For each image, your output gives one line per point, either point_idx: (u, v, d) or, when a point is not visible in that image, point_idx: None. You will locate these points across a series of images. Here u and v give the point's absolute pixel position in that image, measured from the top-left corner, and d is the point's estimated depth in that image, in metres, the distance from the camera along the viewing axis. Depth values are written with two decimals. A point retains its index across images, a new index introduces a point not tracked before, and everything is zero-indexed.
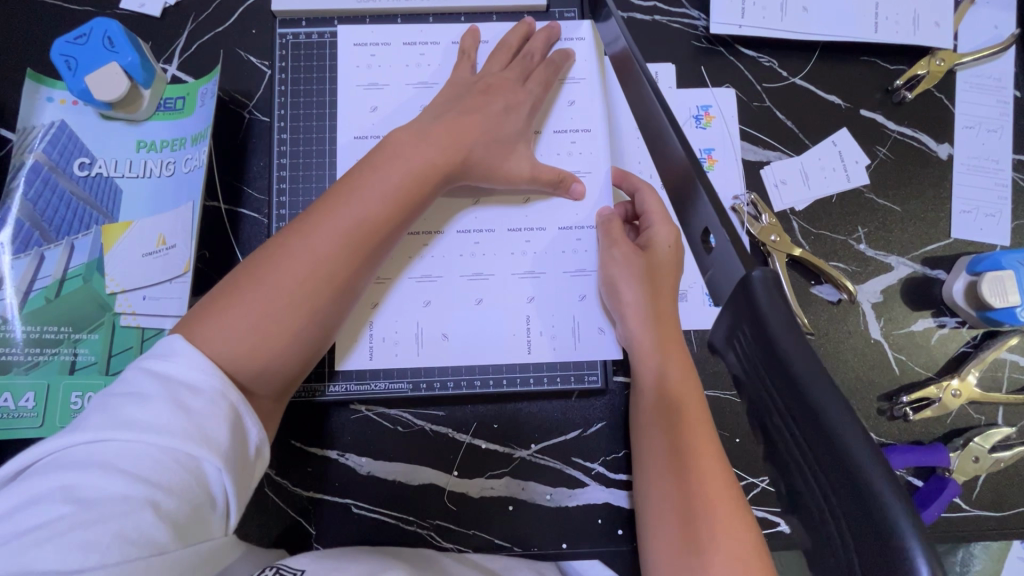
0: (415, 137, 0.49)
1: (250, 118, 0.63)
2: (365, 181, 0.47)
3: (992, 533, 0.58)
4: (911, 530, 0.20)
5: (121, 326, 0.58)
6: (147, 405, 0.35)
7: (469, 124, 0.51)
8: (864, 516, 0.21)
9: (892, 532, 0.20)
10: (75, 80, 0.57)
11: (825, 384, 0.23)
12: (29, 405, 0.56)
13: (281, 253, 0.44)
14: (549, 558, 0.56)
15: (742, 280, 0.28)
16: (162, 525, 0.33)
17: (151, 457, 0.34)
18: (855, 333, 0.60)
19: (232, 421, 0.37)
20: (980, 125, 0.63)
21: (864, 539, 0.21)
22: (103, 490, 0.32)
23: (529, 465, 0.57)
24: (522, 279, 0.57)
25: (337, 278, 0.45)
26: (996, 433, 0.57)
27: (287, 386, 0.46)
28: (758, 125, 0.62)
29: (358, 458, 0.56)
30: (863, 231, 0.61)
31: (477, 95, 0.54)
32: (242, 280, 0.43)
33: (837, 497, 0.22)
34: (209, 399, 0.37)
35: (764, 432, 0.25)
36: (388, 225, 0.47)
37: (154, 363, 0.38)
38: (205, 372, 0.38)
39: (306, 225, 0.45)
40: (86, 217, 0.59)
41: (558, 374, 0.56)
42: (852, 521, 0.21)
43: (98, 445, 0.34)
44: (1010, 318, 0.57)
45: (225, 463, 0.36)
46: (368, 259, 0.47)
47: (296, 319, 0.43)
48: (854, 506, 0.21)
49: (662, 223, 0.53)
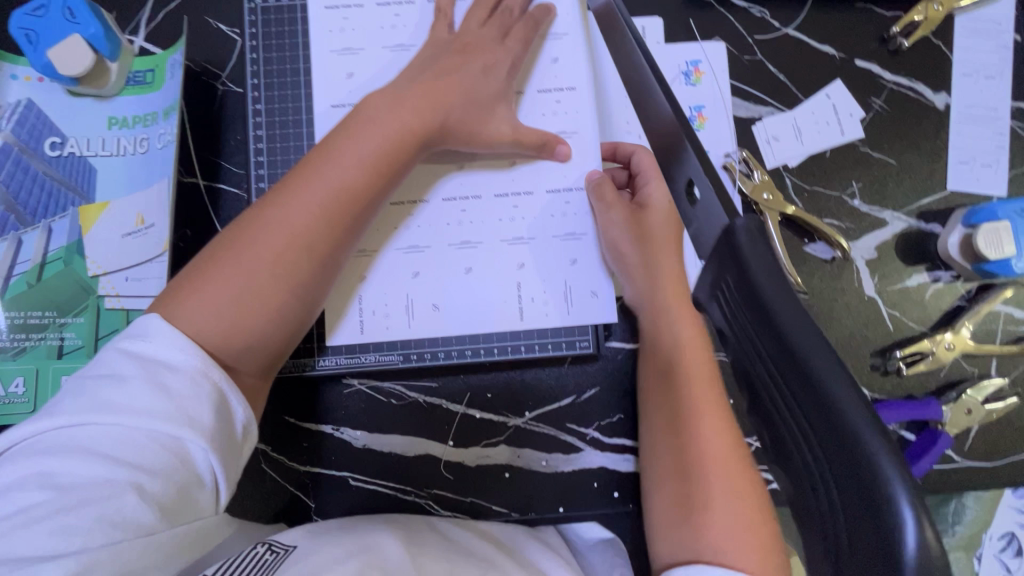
0: (390, 103, 0.48)
1: (224, 90, 0.60)
2: (345, 148, 0.46)
3: (984, 483, 0.58)
4: (898, 484, 0.19)
5: (106, 309, 0.57)
6: (126, 387, 0.35)
7: (444, 86, 0.49)
8: (846, 466, 0.20)
9: (880, 486, 0.19)
10: (37, 55, 0.55)
11: (811, 334, 0.22)
12: (19, 390, 0.55)
13: (259, 226, 0.43)
14: (547, 522, 0.57)
15: (724, 232, 0.28)
16: (147, 507, 0.33)
17: (132, 439, 0.34)
18: (848, 291, 0.59)
19: (216, 400, 0.37)
20: (978, 72, 0.61)
21: (851, 490, 0.20)
22: (85, 475, 0.32)
23: (524, 432, 0.58)
24: (509, 247, 0.55)
25: (316, 248, 0.44)
26: (988, 385, 0.57)
27: (274, 362, 0.45)
28: (749, 79, 0.60)
29: (353, 432, 0.57)
30: (857, 185, 0.60)
31: (455, 55, 0.52)
32: (219, 255, 0.42)
33: (824, 451, 0.21)
34: (190, 378, 0.36)
35: (749, 386, 0.25)
36: (369, 192, 0.46)
37: (132, 344, 0.37)
38: (184, 351, 0.37)
39: (285, 195, 0.44)
40: (62, 198, 0.57)
41: (550, 341, 0.55)
42: (835, 472, 0.21)
43: (78, 429, 0.34)
44: (1005, 269, 0.56)
45: (211, 442, 0.36)
46: (351, 228, 0.46)
47: (277, 292, 0.42)
48: (837, 457, 0.21)
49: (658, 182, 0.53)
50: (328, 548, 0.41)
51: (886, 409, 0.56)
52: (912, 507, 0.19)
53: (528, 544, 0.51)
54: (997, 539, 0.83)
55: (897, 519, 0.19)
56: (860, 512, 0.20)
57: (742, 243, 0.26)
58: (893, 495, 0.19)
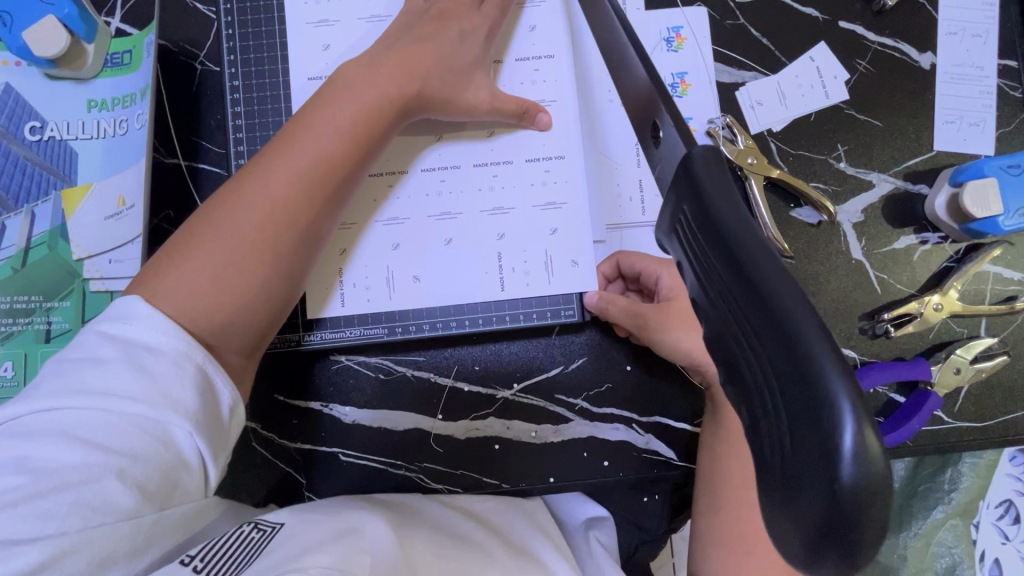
0: (364, 73, 0.47)
1: (202, 69, 0.60)
2: (321, 118, 0.45)
3: (974, 444, 0.58)
4: (845, 403, 0.19)
5: (91, 292, 0.57)
6: (105, 369, 0.35)
7: (419, 55, 0.49)
8: (788, 371, 0.20)
9: (827, 409, 0.19)
10: (12, 37, 0.55)
11: (773, 265, 0.22)
12: (8, 373, 0.55)
13: (235, 201, 0.43)
14: (537, 493, 0.57)
15: (682, 163, 0.27)
16: (129, 492, 0.33)
17: (114, 424, 0.34)
18: (835, 255, 0.59)
19: (201, 383, 0.37)
20: (964, 30, 0.61)
21: (795, 397, 0.20)
22: (65, 459, 0.32)
23: (513, 404, 0.58)
24: (490, 217, 0.55)
25: (298, 219, 0.44)
26: (977, 344, 0.57)
27: (261, 339, 0.45)
28: (731, 43, 0.60)
29: (343, 408, 0.57)
30: (843, 148, 0.60)
31: (430, 23, 0.51)
32: (197, 232, 0.42)
33: (778, 378, 0.21)
34: (172, 361, 0.36)
35: (707, 319, 0.24)
36: (348, 161, 0.46)
37: (110, 326, 0.37)
38: (165, 334, 0.37)
39: (261, 169, 0.44)
40: (43, 183, 0.57)
41: (534, 311, 0.55)
42: (781, 382, 0.21)
43: (54, 413, 0.34)
44: (992, 228, 0.56)
45: (196, 426, 0.36)
46: (332, 198, 0.46)
47: (259, 265, 0.42)
48: (791, 385, 0.20)
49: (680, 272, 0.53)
50: (315, 526, 0.41)
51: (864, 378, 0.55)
52: (852, 408, 0.19)
53: (521, 528, 0.52)
54: (995, 506, 0.83)
55: (836, 417, 0.19)
56: (805, 433, 0.20)
57: (698, 174, 0.26)
58: (836, 400, 0.19)
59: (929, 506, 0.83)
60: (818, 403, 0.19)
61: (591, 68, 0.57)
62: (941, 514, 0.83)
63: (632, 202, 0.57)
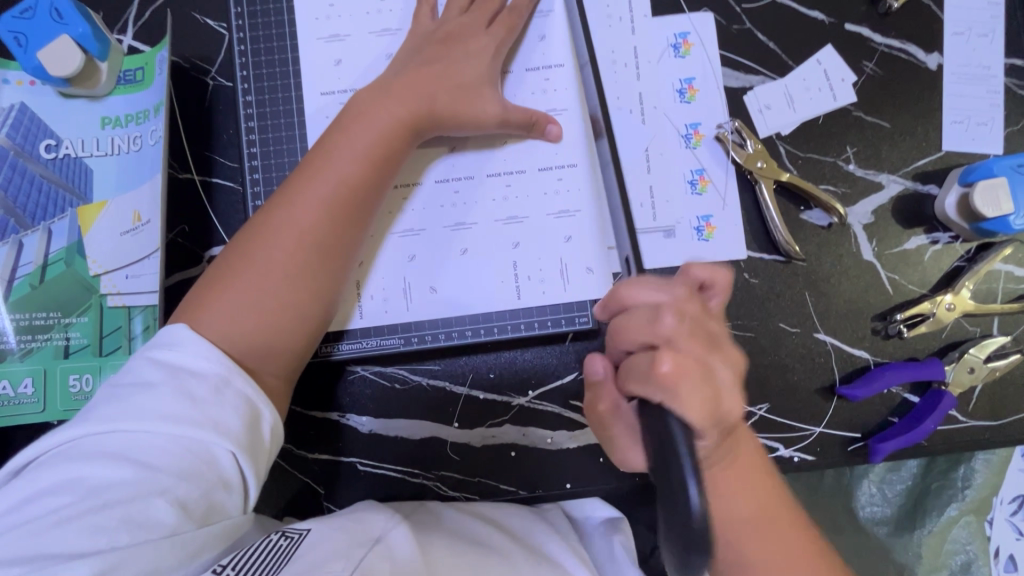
0: (375, 102, 0.51)
1: (214, 84, 0.61)
2: (339, 147, 0.50)
3: (989, 442, 0.58)
4: (688, 469, 0.30)
5: (109, 307, 0.58)
6: (155, 393, 0.40)
7: (428, 80, 0.52)
8: (659, 447, 0.32)
9: (677, 471, 0.30)
10: (27, 57, 0.55)
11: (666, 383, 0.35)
12: (29, 390, 0.57)
13: (266, 232, 0.48)
14: (553, 499, 0.58)
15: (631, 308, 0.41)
16: (173, 509, 0.38)
17: (163, 445, 0.39)
18: (845, 256, 0.59)
19: (244, 408, 0.42)
20: (970, 30, 0.61)
21: (660, 452, 0.32)
22: (121, 477, 0.37)
23: (529, 411, 0.58)
24: (504, 226, 0.56)
25: (323, 243, 0.48)
26: (991, 343, 0.57)
27: (302, 360, 0.50)
28: (738, 48, 0.60)
29: (360, 418, 0.57)
30: (852, 150, 0.60)
31: (437, 45, 0.54)
32: (234, 262, 0.47)
33: (659, 452, 0.32)
34: (213, 384, 0.41)
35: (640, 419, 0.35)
36: (366, 186, 0.50)
37: (158, 352, 0.42)
38: (209, 361, 0.42)
39: (288, 200, 0.48)
40: (60, 200, 0.58)
41: (549, 319, 0.55)
42: (659, 456, 0.32)
43: (113, 435, 0.39)
44: (1003, 227, 0.56)
45: (236, 445, 0.41)
46: (356, 222, 0.50)
47: (289, 290, 0.47)
48: (662, 458, 0.32)
49: (701, 386, 0.36)
50: (339, 532, 0.42)
51: (858, 387, 0.56)
52: (690, 470, 0.30)
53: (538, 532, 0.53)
54: (1009, 502, 0.84)
55: (681, 472, 0.30)
56: (669, 486, 0.31)
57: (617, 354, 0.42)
58: (681, 462, 0.31)
59: (942, 504, 0.83)
60: (678, 459, 0.31)
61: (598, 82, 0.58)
62: (955, 511, 0.83)
63: (643, 208, 0.58)
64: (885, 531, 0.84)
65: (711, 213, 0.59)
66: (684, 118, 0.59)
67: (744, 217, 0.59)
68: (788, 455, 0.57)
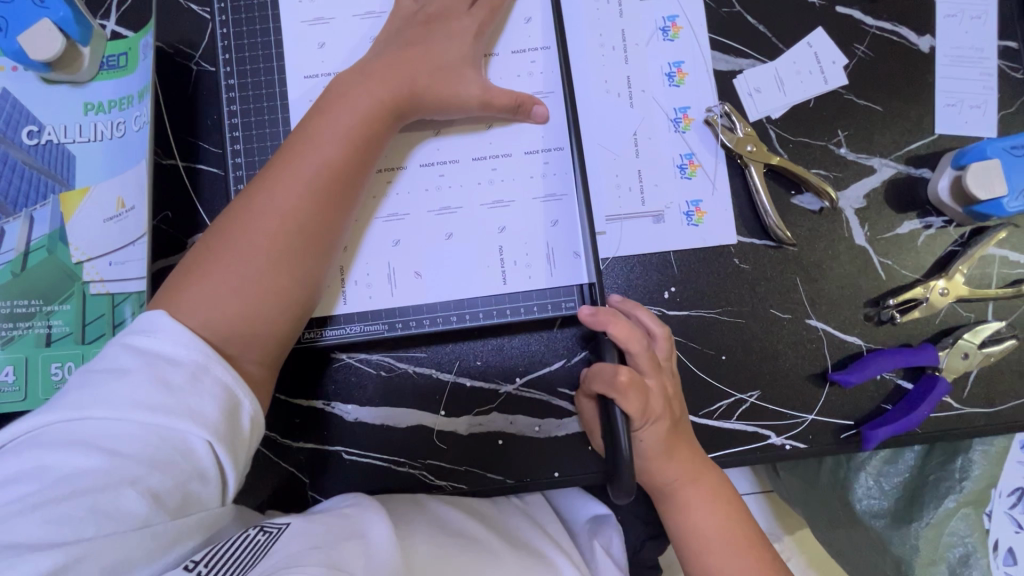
0: (356, 84, 0.51)
1: (198, 70, 0.60)
2: (321, 129, 0.49)
3: (985, 429, 0.57)
4: (621, 428, 0.46)
5: (91, 294, 0.57)
6: (129, 380, 0.39)
7: (411, 61, 0.52)
8: (606, 421, 0.47)
9: (613, 429, 0.46)
10: (8, 41, 0.55)
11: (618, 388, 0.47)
12: (10, 379, 0.56)
13: (247, 216, 0.47)
14: (542, 488, 0.57)
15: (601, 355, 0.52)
16: (143, 500, 0.37)
17: (136, 435, 0.38)
18: (837, 242, 0.58)
19: (222, 396, 0.41)
20: (963, 12, 0.60)
21: (611, 429, 0.47)
22: (91, 466, 0.37)
23: (516, 399, 0.57)
24: (489, 210, 0.55)
25: (305, 226, 0.48)
26: (985, 328, 0.56)
27: (284, 347, 0.49)
28: (727, 31, 0.59)
29: (345, 406, 0.56)
30: (843, 133, 0.59)
31: (420, 27, 0.53)
32: (216, 247, 0.46)
33: (607, 424, 0.47)
34: (190, 372, 0.41)
35: (606, 416, 0.47)
36: (349, 168, 0.49)
37: (136, 338, 0.42)
38: (186, 348, 0.41)
39: (268, 183, 0.48)
40: (41, 187, 0.57)
41: (535, 304, 0.54)
42: (607, 425, 0.47)
43: (86, 423, 0.38)
44: (997, 210, 0.55)
45: (213, 435, 0.40)
46: (339, 205, 0.49)
47: (271, 274, 0.46)
48: (608, 427, 0.47)
49: (642, 392, 0.48)
50: (320, 527, 0.43)
51: (850, 372, 0.55)
52: (623, 431, 0.45)
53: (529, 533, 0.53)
54: (1006, 495, 0.85)
55: (617, 433, 0.45)
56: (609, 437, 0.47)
57: (590, 370, 0.51)
58: (618, 431, 0.46)
59: (942, 495, 0.82)
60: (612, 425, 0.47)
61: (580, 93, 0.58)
62: (954, 503, 0.83)
63: (631, 192, 0.58)
64: (882, 523, 0.82)
65: (700, 198, 0.58)
66: (673, 101, 0.59)
67: (733, 201, 0.58)
68: (779, 442, 0.56)
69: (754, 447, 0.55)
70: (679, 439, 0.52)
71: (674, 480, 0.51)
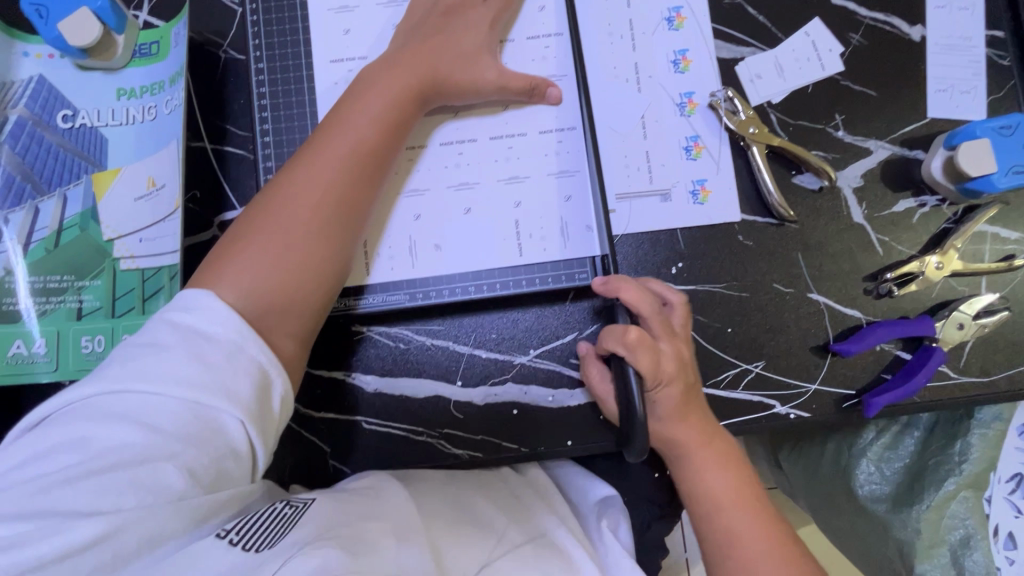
0: (385, 70, 0.54)
1: (226, 57, 0.63)
2: (355, 111, 0.52)
3: (981, 398, 0.60)
4: (635, 388, 0.48)
5: (122, 270, 0.59)
6: (169, 356, 0.41)
7: (434, 48, 0.55)
8: (621, 383, 0.49)
9: (627, 389, 0.49)
10: (47, 28, 0.58)
11: (632, 351, 0.50)
12: (42, 350, 0.58)
13: (287, 190, 0.49)
14: (557, 456, 0.59)
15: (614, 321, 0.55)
16: (180, 475, 0.39)
17: (173, 411, 0.40)
18: (836, 219, 0.61)
19: (256, 375, 0.43)
20: (951, 4, 0.63)
21: (625, 391, 0.49)
22: (130, 439, 0.38)
23: (530, 369, 0.59)
24: (506, 186, 0.58)
25: (340, 202, 0.50)
26: (978, 300, 0.59)
27: (316, 321, 0.51)
28: (729, 21, 0.62)
29: (366, 377, 0.58)
30: (840, 117, 0.62)
31: (440, 16, 0.57)
32: (255, 221, 0.49)
33: (621, 386, 0.49)
34: (226, 351, 0.42)
35: (620, 377, 0.50)
36: (379, 150, 0.52)
37: (175, 315, 0.43)
38: (223, 325, 0.43)
39: (305, 162, 0.50)
40: (75, 167, 0.59)
41: (550, 275, 0.57)
42: (622, 387, 0.49)
43: (125, 397, 0.40)
44: (988, 187, 0.58)
45: (246, 415, 0.41)
46: (371, 182, 0.52)
47: (308, 246, 0.49)
48: (622, 388, 0.49)
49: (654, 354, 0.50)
50: (345, 504, 0.45)
51: (851, 343, 0.58)
52: (637, 392, 0.48)
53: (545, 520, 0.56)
54: (1006, 481, 0.84)
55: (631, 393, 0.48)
56: (623, 397, 0.49)
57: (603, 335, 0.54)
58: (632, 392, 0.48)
59: (940, 478, 0.82)
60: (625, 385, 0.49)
61: (593, 71, 0.61)
62: (953, 485, 0.82)
63: (640, 172, 0.60)
64: (883, 508, 0.82)
65: (705, 178, 0.61)
66: (678, 87, 0.62)
67: (737, 181, 0.61)
68: (784, 411, 0.58)
69: (761, 415, 0.58)
70: (692, 401, 0.54)
71: (688, 443, 0.53)
